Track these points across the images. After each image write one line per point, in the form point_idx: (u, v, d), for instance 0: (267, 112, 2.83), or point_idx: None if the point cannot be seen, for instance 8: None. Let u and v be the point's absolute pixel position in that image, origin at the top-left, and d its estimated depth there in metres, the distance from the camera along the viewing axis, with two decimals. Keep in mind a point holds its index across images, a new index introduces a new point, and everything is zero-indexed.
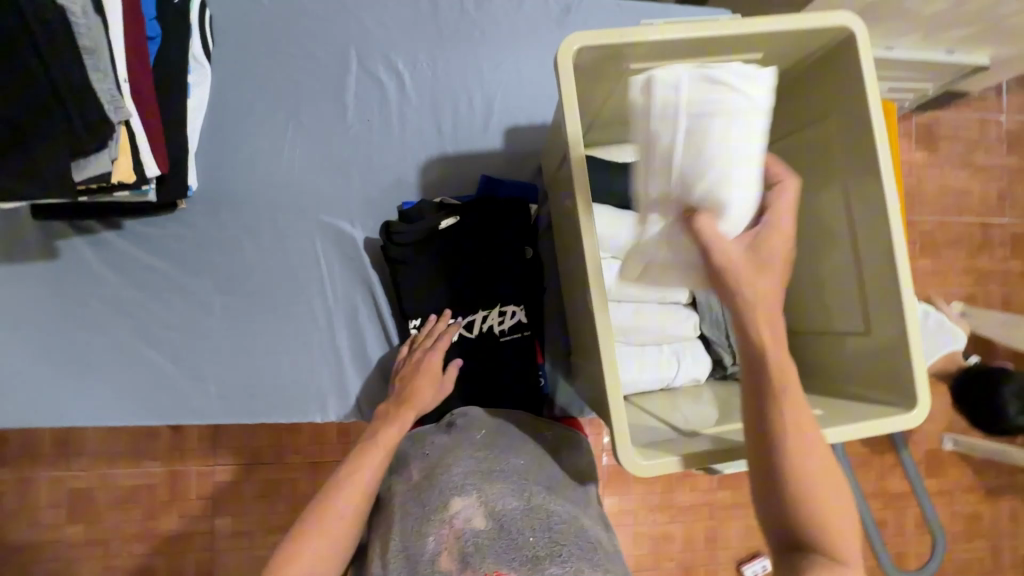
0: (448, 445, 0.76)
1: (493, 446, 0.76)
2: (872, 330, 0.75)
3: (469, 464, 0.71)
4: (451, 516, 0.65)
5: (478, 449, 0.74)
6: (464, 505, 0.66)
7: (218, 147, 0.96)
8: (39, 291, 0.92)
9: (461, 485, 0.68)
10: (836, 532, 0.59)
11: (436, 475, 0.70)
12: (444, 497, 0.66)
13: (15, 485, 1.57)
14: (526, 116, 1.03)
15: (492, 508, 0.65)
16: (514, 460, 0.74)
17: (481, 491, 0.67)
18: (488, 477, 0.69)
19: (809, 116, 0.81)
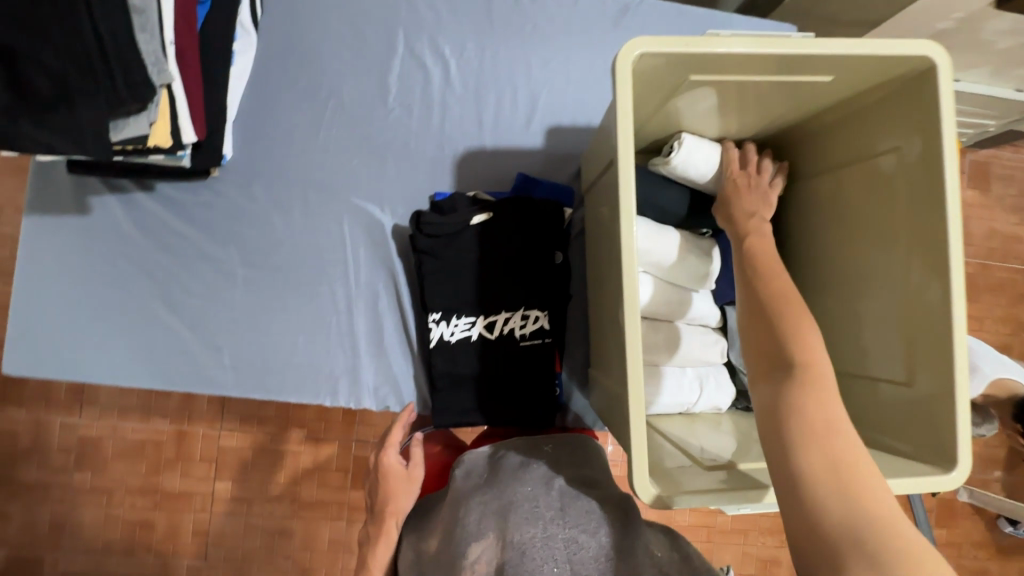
0: (459, 494, 0.78)
1: (502, 480, 0.76)
2: (915, 379, 0.71)
3: (482, 509, 0.72)
4: (471, 566, 0.66)
5: (487, 490, 0.75)
6: (482, 549, 0.67)
7: (257, 118, 0.95)
8: (68, 244, 0.92)
9: (477, 532, 0.69)
10: (835, 423, 0.53)
11: (454, 530, 0.72)
12: (463, 550, 0.68)
13: (28, 426, 1.60)
14: (570, 117, 1.00)
15: (507, 546, 0.66)
16: (524, 488, 0.73)
17: (497, 531, 0.68)
18: (502, 514, 0.70)
19: (869, 147, 0.77)
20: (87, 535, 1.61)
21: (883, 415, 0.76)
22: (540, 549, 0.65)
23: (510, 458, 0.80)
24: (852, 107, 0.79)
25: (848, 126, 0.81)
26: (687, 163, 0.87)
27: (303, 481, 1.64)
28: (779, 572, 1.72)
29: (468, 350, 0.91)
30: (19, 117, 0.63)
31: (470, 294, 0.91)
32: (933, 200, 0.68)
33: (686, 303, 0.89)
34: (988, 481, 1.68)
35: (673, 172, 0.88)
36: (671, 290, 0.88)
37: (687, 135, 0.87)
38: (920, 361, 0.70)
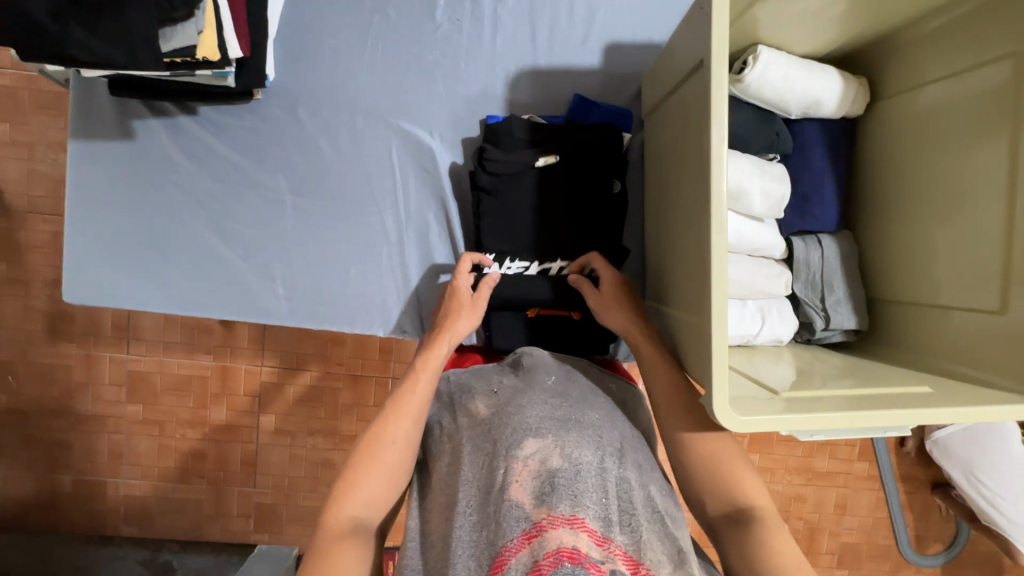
0: (520, 387, 0.70)
1: (569, 394, 0.70)
2: (1010, 309, 0.68)
3: (545, 409, 0.65)
4: (524, 455, 0.59)
5: (554, 395, 0.68)
6: (538, 447, 0.60)
7: (299, 35, 0.90)
8: (115, 171, 0.91)
9: (536, 427, 0.62)
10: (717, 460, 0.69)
11: (509, 414, 0.65)
12: (519, 436, 0.61)
13: (80, 360, 1.65)
14: (630, 32, 0.92)
15: (568, 454, 0.59)
16: (591, 413, 0.67)
17: (558, 436, 0.61)
18: (566, 424, 0.63)
19: (988, 52, 0.70)
20: (143, 462, 1.70)
21: (963, 345, 0.74)
22: (598, 475, 0.59)
23: (581, 381, 0.75)
24: (960, 11, 0.72)
25: (950, 34, 0.74)
26: (763, 80, 0.80)
27: (343, 416, 1.69)
28: (804, 507, 1.76)
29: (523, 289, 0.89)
30: (70, 22, 0.60)
31: (527, 234, 0.88)
32: None
33: (750, 234, 0.84)
34: None
35: (746, 91, 0.81)
36: (734, 220, 0.84)
37: (764, 49, 0.80)
38: (1016, 285, 0.67)
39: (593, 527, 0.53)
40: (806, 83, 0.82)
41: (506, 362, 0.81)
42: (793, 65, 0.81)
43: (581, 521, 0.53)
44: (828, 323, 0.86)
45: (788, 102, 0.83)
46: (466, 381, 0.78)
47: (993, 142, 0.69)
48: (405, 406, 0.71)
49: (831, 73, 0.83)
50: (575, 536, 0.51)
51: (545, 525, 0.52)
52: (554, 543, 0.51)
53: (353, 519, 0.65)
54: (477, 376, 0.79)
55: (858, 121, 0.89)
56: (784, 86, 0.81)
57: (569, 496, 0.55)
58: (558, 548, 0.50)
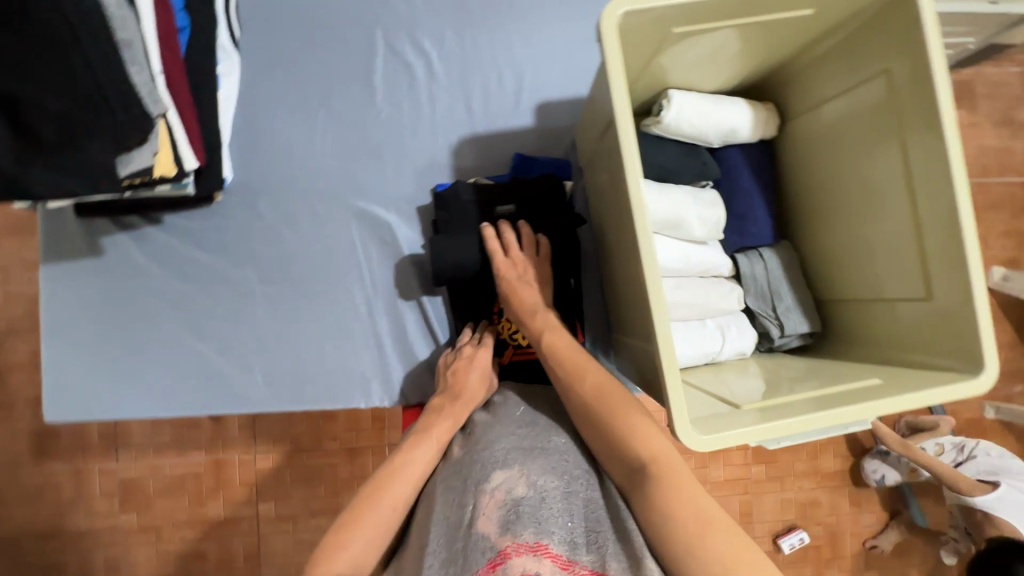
0: (491, 424, 0.74)
1: (536, 423, 0.73)
2: (932, 295, 0.73)
3: (513, 441, 0.68)
4: (491, 486, 0.61)
5: (521, 426, 0.72)
6: (506, 477, 0.63)
7: (252, 136, 0.96)
8: (88, 287, 0.94)
9: (503, 459, 0.65)
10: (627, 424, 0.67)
11: (479, 451, 0.68)
12: (488, 470, 0.64)
13: (69, 476, 1.63)
14: (557, 91, 1.00)
15: (534, 483, 0.62)
16: (558, 439, 0.70)
17: (525, 465, 0.64)
18: (532, 453, 0.66)
19: (862, 72, 0.78)
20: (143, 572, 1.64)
21: (906, 332, 0.78)
22: (563, 501, 0.62)
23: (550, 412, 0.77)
24: (834, 40, 0.81)
25: (833, 59, 0.82)
26: (680, 119, 0.88)
27: (345, 491, 1.66)
28: (819, 512, 1.75)
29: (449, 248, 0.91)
30: (31, 164, 0.65)
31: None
32: (926, 113, 0.69)
33: (695, 257, 0.90)
34: (1013, 395, 1.75)
35: (667, 130, 0.89)
36: (679, 247, 0.89)
37: (675, 92, 0.88)
38: (932, 271, 0.72)
39: (558, 551, 0.56)
40: (719, 114, 0.90)
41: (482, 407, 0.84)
42: (703, 101, 0.89)
43: (544, 546, 0.55)
44: (783, 330, 0.90)
45: (707, 132, 0.90)
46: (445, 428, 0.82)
47: (887, 147, 0.76)
48: (407, 474, 0.72)
49: (739, 103, 0.92)
50: (538, 562, 0.54)
51: (509, 552, 0.55)
52: (518, 569, 0.53)
53: None
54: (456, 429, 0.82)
55: (775, 140, 0.98)
56: (699, 118, 0.89)
57: (533, 523, 0.57)
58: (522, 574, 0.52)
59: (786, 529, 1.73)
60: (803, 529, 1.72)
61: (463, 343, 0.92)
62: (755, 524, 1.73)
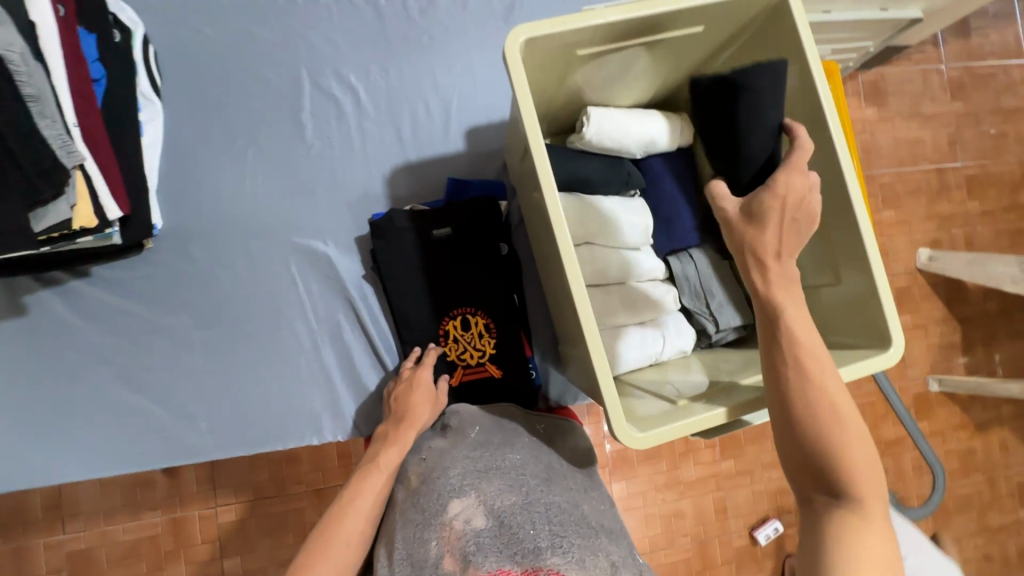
0: (444, 450, 0.74)
1: (489, 443, 0.73)
2: (841, 279, 0.79)
3: (466, 464, 0.68)
4: (450, 519, 0.62)
5: (474, 447, 0.71)
6: (464, 506, 0.63)
7: (180, 181, 0.96)
8: (12, 349, 0.90)
9: (460, 487, 0.65)
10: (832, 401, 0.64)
11: (433, 480, 0.67)
12: (445, 501, 0.64)
13: (12, 555, 1.52)
14: (484, 115, 1.04)
15: (492, 506, 0.63)
16: (511, 455, 0.70)
17: (481, 490, 0.65)
18: (487, 475, 0.67)
19: None
20: None
21: (823, 315, 0.83)
22: (523, 513, 0.62)
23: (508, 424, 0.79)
24: (728, 53, 0.88)
25: (732, 70, 0.89)
26: (601, 135, 0.93)
27: None
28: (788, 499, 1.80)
29: (769, 72, 0.77)
30: None
31: (433, 322, 0.95)
32: (813, 117, 0.76)
33: (629, 263, 0.93)
34: (952, 367, 1.86)
35: (589, 144, 0.94)
36: (613, 255, 0.93)
37: (593, 108, 0.92)
38: (838, 257, 0.78)
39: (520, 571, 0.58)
40: (637, 127, 0.95)
41: (438, 429, 0.84)
42: (620, 115, 0.94)
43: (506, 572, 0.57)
44: (718, 325, 0.95)
45: (627, 144, 0.95)
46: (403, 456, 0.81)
47: (786, 148, 0.82)
48: (356, 505, 0.73)
49: (655, 115, 0.97)
50: None
51: None
52: None
53: None
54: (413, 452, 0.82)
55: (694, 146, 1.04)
56: (617, 133, 0.94)
57: (495, 552, 0.58)
58: None
59: (759, 521, 1.77)
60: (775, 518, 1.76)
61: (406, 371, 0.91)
62: (729, 519, 1.76)
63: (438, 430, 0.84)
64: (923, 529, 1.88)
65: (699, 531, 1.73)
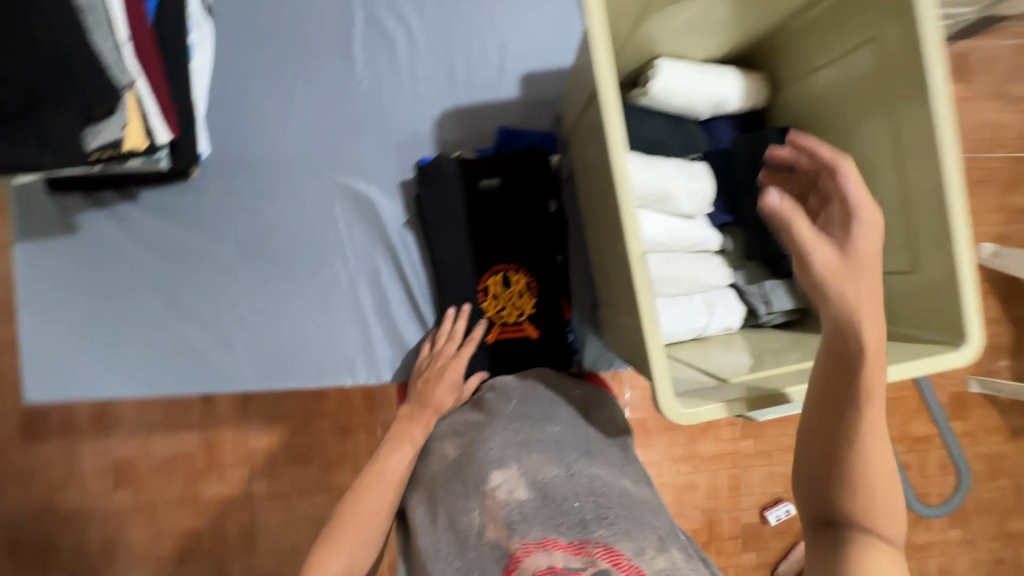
0: (482, 423, 0.74)
1: (528, 417, 0.73)
2: (918, 267, 0.73)
3: (506, 437, 0.69)
4: (492, 490, 0.62)
5: (513, 420, 0.72)
6: (505, 477, 0.63)
7: (228, 109, 0.93)
8: (65, 266, 0.92)
9: (500, 459, 0.66)
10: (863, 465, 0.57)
11: (474, 453, 0.69)
12: (486, 472, 0.65)
13: (61, 457, 1.63)
14: (542, 62, 0.98)
15: (534, 478, 0.63)
16: (550, 430, 0.71)
17: (522, 462, 0.65)
18: (527, 448, 0.67)
19: (850, 38, 0.76)
20: (139, 551, 1.65)
21: (891, 304, 0.78)
22: (566, 486, 0.63)
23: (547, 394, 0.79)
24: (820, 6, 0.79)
25: (825, 23, 0.79)
26: (667, 91, 0.86)
27: (337, 470, 1.68)
28: None
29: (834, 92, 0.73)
30: None
31: (473, 276, 0.94)
32: (920, 83, 0.67)
33: (683, 232, 0.88)
34: (997, 369, 1.77)
35: (655, 100, 0.87)
36: (667, 222, 0.88)
37: (663, 61, 0.85)
38: (919, 241, 0.72)
39: (567, 540, 0.56)
40: (709, 85, 0.88)
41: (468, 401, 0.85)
42: (692, 71, 0.87)
43: (552, 541, 0.56)
44: (770, 307, 0.90)
45: (696, 104, 0.89)
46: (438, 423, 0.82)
47: (877, 116, 0.74)
48: (386, 478, 0.76)
49: (728, 72, 0.90)
50: (550, 556, 0.54)
51: (519, 555, 0.55)
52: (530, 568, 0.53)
53: None
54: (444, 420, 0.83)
55: (765, 111, 0.96)
56: (687, 91, 0.87)
57: (540, 522, 0.58)
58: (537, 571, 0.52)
59: (772, 501, 1.77)
60: (789, 501, 1.76)
61: (440, 339, 0.91)
62: (742, 497, 1.76)
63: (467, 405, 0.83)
64: (939, 527, 1.85)
65: (711, 505, 1.74)
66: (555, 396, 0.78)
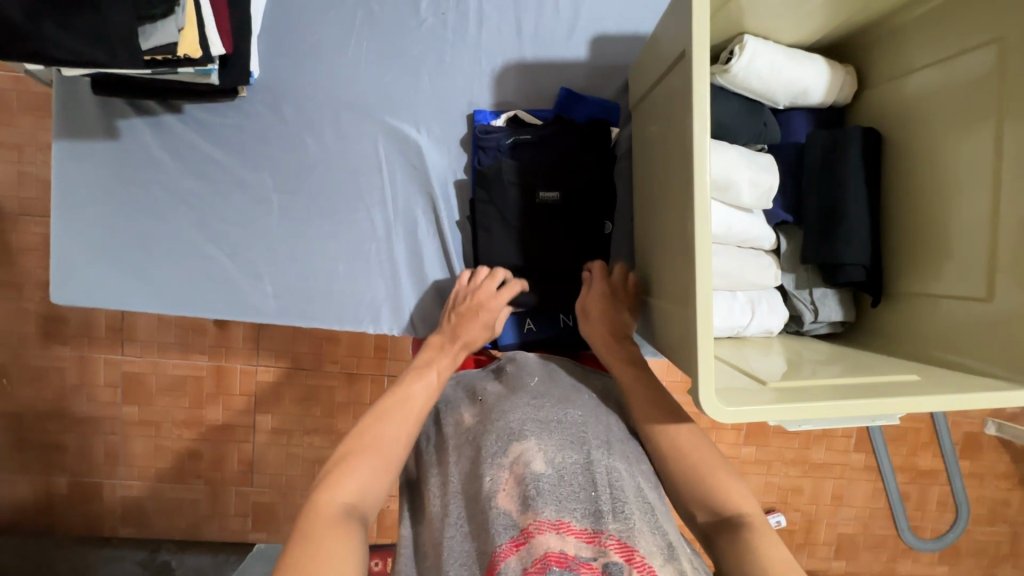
0: (502, 394, 0.72)
1: (551, 395, 0.71)
2: (995, 296, 0.68)
3: (528, 411, 0.67)
4: (509, 461, 0.60)
5: (536, 396, 0.70)
6: (524, 450, 0.61)
7: (284, 30, 0.89)
8: (100, 170, 0.90)
9: (519, 431, 0.64)
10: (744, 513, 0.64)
11: (492, 422, 0.66)
12: (504, 443, 0.63)
13: (75, 362, 1.65)
14: (617, 25, 0.92)
15: (553, 457, 0.60)
16: (573, 412, 0.68)
17: (540, 438, 0.63)
18: (548, 426, 0.65)
19: (968, 40, 0.70)
20: (140, 463, 1.69)
21: (953, 333, 0.73)
22: (583, 474, 0.60)
23: (562, 378, 0.77)
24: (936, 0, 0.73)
25: (937, 20, 0.73)
26: (750, 70, 0.80)
27: (339, 415, 1.69)
28: (800, 499, 1.77)
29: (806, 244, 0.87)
30: (45, 19, 0.62)
31: (513, 241, 0.89)
32: None
33: (738, 225, 0.84)
34: (1018, 415, 1.73)
35: (733, 81, 0.81)
36: (723, 212, 0.83)
37: (750, 38, 0.80)
38: (1002, 272, 0.67)
39: (581, 527, 0.54)
40: (795, 74, 0.82)
41: (489, 369, 0.82)
42: (780, 56, 0.81)
43: (566, 525, 0.54)
44: (816, 316, 0.86)
45: (776, 93, 0.83)
46: (452, 391, 0.79)
47: (980, 130, 0.69)
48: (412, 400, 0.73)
49: (819, 62, 0.84)
50: (562, 540, 0.52)
51: (532, 530, 0.53)
52: (541, 547, 0.51)
53: (346, 506, 0.61)
54: (463, 388, 0.80)
55: (846, 110, 0.90)
56: (770, 77, 0.82)
57: (554, 501, 0.56)
58: (546, 553, 0.50)
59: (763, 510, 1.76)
60: (782, 512, 1.75)
61: (467, 278, 0.87)
62: None
63: (489, 371, 0.82)
64: (927, 561, 1.83)
65: None
66: (582, 389, 0.76)
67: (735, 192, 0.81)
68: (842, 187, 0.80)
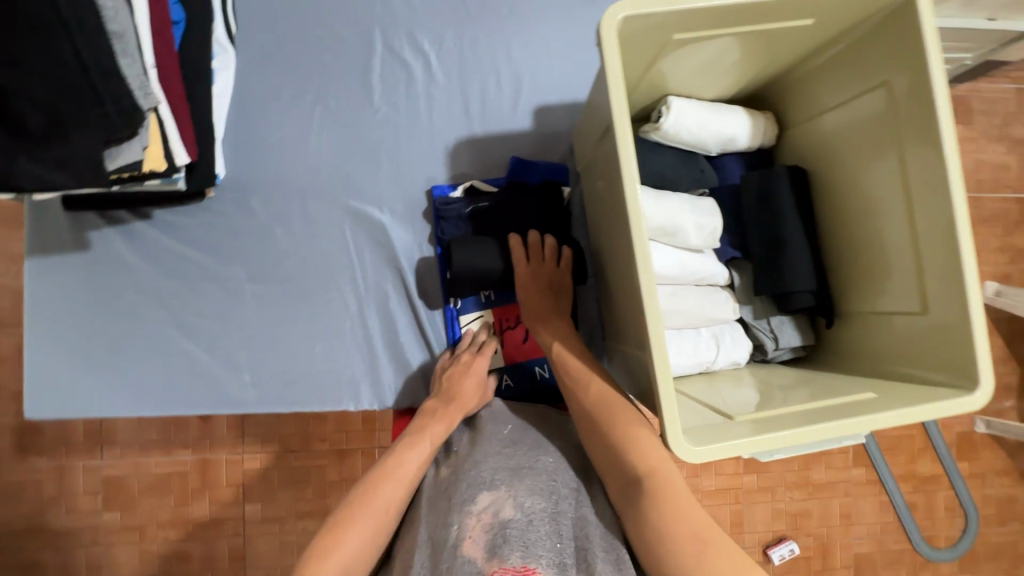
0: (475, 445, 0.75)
1: (522, 444, 0.74)
2: (930, 309, 0.72)
3: (499, 461, 0.70)
4: (478, 510, 0.64)
5: (507, 446, 0.73)
6: (493, 500, 0.65)
7: (246, 133, 0.95)
8: (74, 282, 0.92)
9: (490, 481, 0.67)
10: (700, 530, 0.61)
11: (464, 472, 0.70)
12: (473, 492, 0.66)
13: (52, 473, 1.60)
14: (557, 96, 1.00)
15: (520, 505, 0.64)
16: (545, 460, 0.72)
17: (511, 487, 0.67)
18: (519, 475, 0.69)
19: (858, 83, 0.78)
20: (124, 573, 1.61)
21: (901, 346, 0.77)
22: (550, 522, 0.64)
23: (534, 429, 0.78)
24: (829, 52, 0.81)
25: (833, 68, 0.82)
26: (678, 126, 0.88)
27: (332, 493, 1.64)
28: (810, 523, 1.75)
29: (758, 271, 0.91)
30: (17, 154, 0.66)
31: None
32: (925, 123, 0.69)
33: (691, 264, 0.88)
34: (1003, 410, 1.76)
35: (665, 136, 0.89)
36: (674, 254, 0.88)
37: (674, 98, 0.87)
38: (929, 286, 0.71)
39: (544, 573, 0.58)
40: (720, 126, 0.90)
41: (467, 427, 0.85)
42: (703, 109, 0.89)
43: (530, 569, 0.58)
44: (777, 343, 0.90)
45: (706, 142, 0.91)
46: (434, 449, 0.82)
47: (887, 160, 0.75)
48: (403, 473, 0.73)
49: (739, 113, 0.92)
50: None
51: None
52: None
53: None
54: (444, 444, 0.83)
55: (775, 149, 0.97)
56: (698, 129, 0.89)
57: (520, 547, 0.59)
58: None
59: (775, 540, 1.73)
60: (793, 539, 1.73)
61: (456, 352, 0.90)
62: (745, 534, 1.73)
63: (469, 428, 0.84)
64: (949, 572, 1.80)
65: None
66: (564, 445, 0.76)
67: (680, 234, 0.86)
68: (778, 222, 0.86)
